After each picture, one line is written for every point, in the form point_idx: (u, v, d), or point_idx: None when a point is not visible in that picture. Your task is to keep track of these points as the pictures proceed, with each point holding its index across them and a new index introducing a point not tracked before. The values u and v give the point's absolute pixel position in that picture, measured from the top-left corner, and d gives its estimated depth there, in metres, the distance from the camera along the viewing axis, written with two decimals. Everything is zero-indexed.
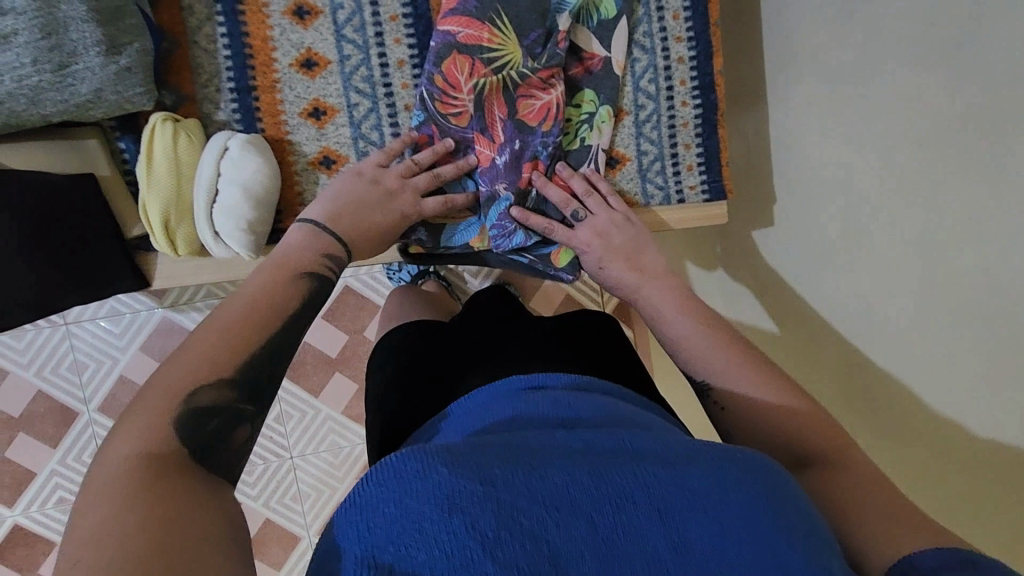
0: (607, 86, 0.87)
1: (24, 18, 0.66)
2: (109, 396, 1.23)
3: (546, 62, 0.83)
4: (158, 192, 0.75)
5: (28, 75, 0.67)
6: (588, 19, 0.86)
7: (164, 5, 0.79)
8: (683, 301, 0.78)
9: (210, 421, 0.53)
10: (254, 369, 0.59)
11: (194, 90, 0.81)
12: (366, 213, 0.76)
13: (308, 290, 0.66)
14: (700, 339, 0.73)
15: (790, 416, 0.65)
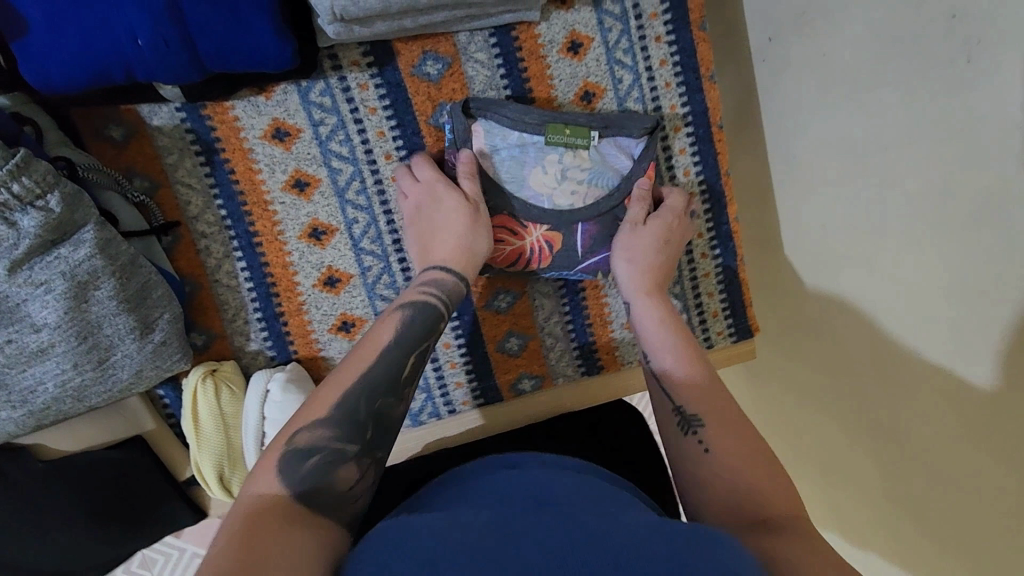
0: (601, 201, 0.81)
1: (60, 329, 0.65)
2: None
3: (548, 189, 0.80)
4: (210, 449, 0.76)
5: (70, 377, 0.67)
6: (572, 146, 0.80)
7: (180, 251, 0.79)
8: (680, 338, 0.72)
9: (307, 461, 0.52)
10: (356, 406, 0.57)
11: (223, 327, 0.81)
12: (460, 242, 0.74)
13: (403, 321, 0.65)
14: (658, 343, 0.72)
15: (738, 475, 0.57)
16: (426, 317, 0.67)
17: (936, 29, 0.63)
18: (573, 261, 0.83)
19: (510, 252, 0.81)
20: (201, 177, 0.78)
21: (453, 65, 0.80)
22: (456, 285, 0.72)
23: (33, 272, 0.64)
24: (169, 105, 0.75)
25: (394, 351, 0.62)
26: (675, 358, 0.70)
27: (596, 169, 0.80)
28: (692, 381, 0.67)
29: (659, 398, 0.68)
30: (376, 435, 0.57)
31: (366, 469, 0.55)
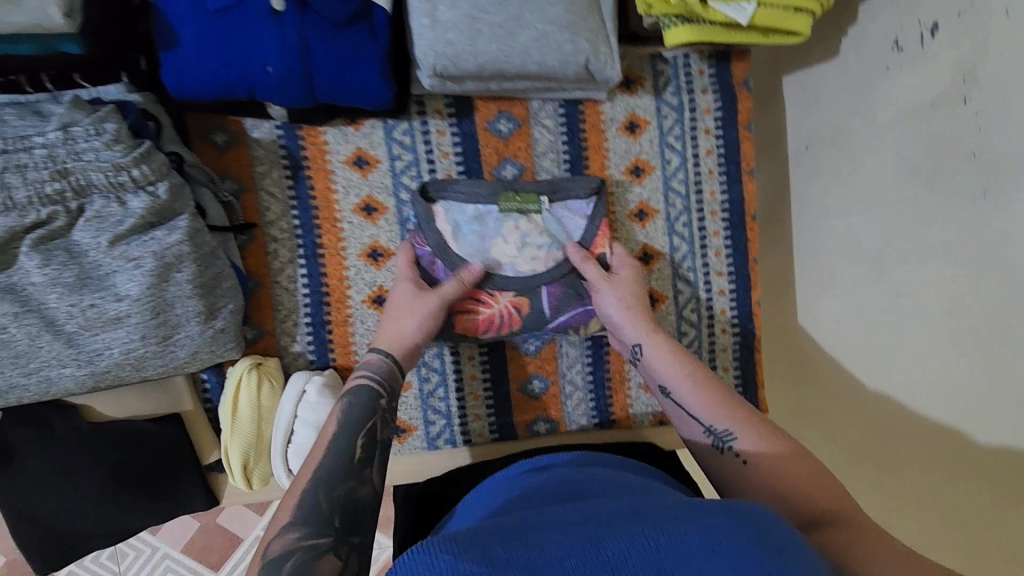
0: (561, 264, 0.87)
1: (138, 302, 0.72)
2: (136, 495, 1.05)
3: (511, 260, 0.86)
4: (240, 438, 0.81)
5: (135, 347, 0.73)
6: (525, 213, 0.87)
7: (251, 250, 0.86)
8: (685, 367, 0.76)
9: (285, 565, 0.55)
10: (316, 501, 0.61)
11: (273, 325, 0.87)
12: (411, 327, 0.79)
13: (344, 411, 0.70)
14: (668, 376, 0.76)
15: (778, 466, 0.64)
16: (368, 406, 0.71)
17: (962, 164, 0.72)
18: (543, 323, 0.87)
19: (484, 319, 0.86)
20: (283, 187, 0.86)
21: (523, 126, 0.90)
22: (395, 367, 0.76)
23: (129, 248, 0.71)
24: (270, 122, 0.84)
25: (343, 437, 0.68)
26: (691, 383, 0.74)
27: (550, 235, 0.87)
28: (711, 399, 0.72)
29: (693, 427, 0.72)
30: (345, 523, 0.61)
31: (347, 557, 0.58)
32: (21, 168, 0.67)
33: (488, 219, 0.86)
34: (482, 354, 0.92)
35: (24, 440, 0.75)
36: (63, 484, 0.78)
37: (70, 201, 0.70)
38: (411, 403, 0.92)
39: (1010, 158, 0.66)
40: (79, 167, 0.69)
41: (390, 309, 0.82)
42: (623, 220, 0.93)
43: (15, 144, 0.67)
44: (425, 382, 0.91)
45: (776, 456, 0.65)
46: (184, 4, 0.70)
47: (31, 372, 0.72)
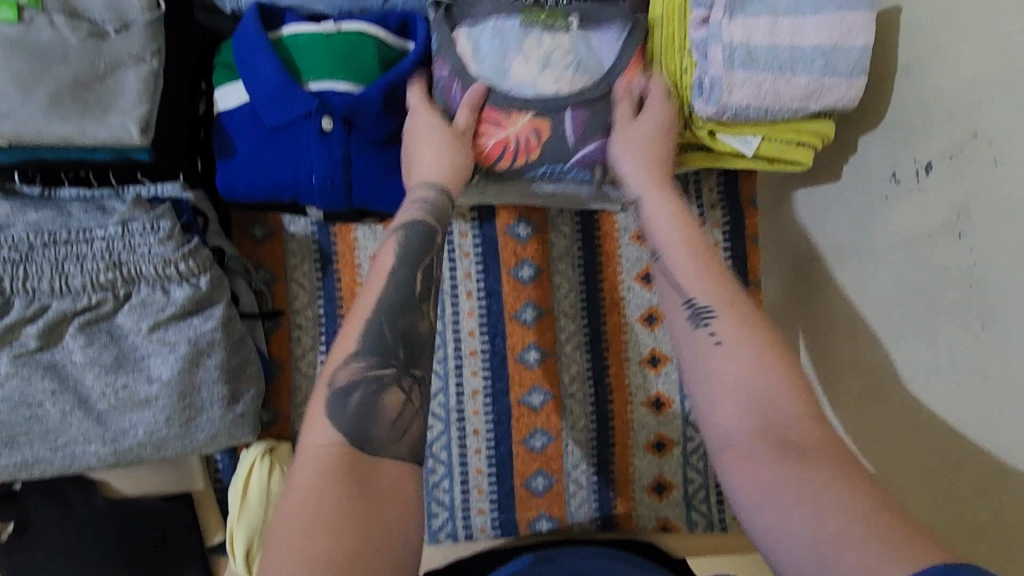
0: (589, 89, 0.77)
1: (168, 386, 0.76)
2: None
3: (532, 81, 0.76)
4: (247, 521, 0.82)
5: (159, 429, 0.77)
6: (548, 27, 0.77)
7: (276, 336, 0.91)
8: (693, 250, 0.71)
9: (349, 399, 0.55)
10: (379, 328, 0.59)
11: (289, 410, 0.90)
12: (443, 153, 0.73)
13: (402, 240, 0.66)
14: (667, 238, 0.73)
15: (755, 371, 0.60)
16: (425, 235, 0.66)
17: (960, 294, 0.76)
18: (567, 154, 0.77)
19: (496, 144, 0.77)
20: (313, 278, 0.92)
21: (540, 231, 0.95)
22: (446, 200, 0.71)
23: (166, 334, 0.76)
24: (306, 219, 0.91)
25: (402, 269, 0.63)
26: (686, 260, 0.70)
27: (579, 58, 0.77)
28: (709, 286, 0.68)
29: (674, 291, 0.70)
30: (409, 355, 0.59)
31: (410, 389, 0.57)
32: (80, 258, 0.74)
33: (507, 42, 0.76)
34: (489, 447, 0.94)
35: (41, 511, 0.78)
36: (69, 564, 0.78)
37: (119, 289, 0.75)
38: (417, 493, 0.93)
39: (1006, 295, 0.71)
40: (132, 260, 0.75)
41: (411, 138, 0.76)
42: (632, 323, 0.97)
43: (77, 236, 0.74)
44: (431, 473, 0.93)
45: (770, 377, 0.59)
46: (244, 121, 0.78)
47: (58, 447, 0.75)
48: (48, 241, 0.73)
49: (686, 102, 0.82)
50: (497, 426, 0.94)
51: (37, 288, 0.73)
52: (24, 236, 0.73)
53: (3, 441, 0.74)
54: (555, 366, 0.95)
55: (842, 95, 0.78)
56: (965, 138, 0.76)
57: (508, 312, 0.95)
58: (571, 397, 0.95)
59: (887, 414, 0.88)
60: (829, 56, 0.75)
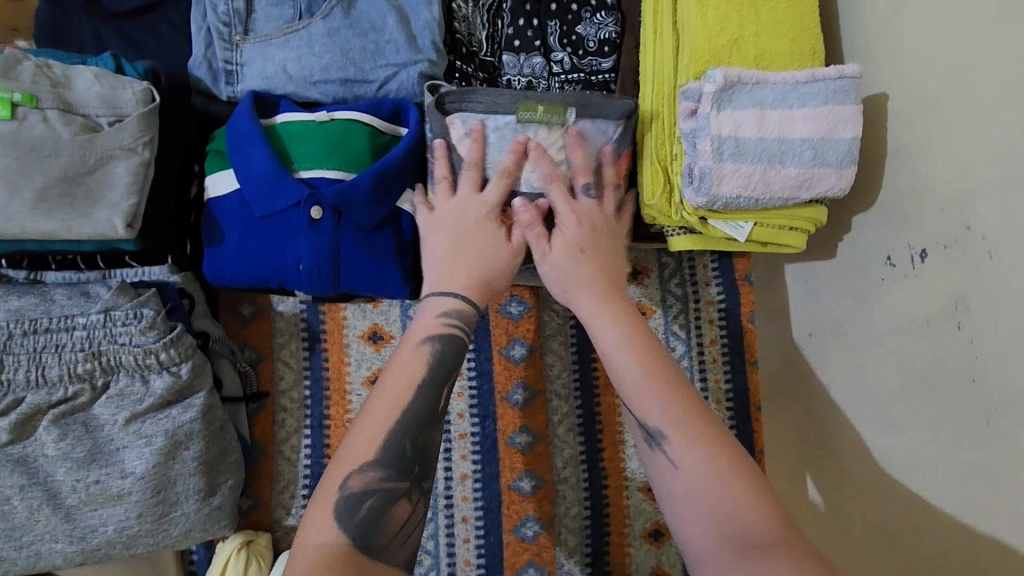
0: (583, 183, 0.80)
1: (142, 480, 0.73)
2: None
3: (525, 172, 0.79)
4: None
5: (130, 525, 0.74)
6: (546, 125, 0.78)
7: (259, 418, 0.88)
8: (639, 349, 0.67)
9: (362, 507, 0.57)
10: (400, 442, 0.61)
11: (270, 497, 0.87)
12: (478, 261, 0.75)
13: (434, 357, 0.67)
14: (612, 346, 0.69)
15: (713, 482, 0.57)
16: (455, 355, 0.68)
17: (961, 385, 0.74)
18: None
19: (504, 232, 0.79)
20: (299, 358, 0.90)
21: (533, 309, 0.94)
22: (473, 315, 0.73)
23: (143, 425, 0.74)
24: (295, 297, 0.90)
25: (427, 386, 0.65)
26: (633, 369, 0.66)
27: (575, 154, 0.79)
28: (662, 392, 0.64)
29: (630, 413, 0.66)
30: (423, 468, 0.61)
31: (417, 502, 0.60)
32: (59, 347, 0.72)
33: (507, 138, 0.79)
34: (478, 536, 0.90)
35: None
36: None
37: (97, 378, 0.73)
38: None
39: (1008, 390, 0.69)
40: (111, 349, 0.73)
41: (437, 235, 0.77)
42: None
43: (58, 324, 0.73)
44: (417, 565, 0.89)
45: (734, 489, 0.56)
46: (234, 208, 0.78)
47: (22, 545, 0.72)
48: (28, 330, 0.72)
49: (677, 189, 0.82)
50: (487, 513, 0.90)
51: (12, 379, 0.71)
52: (4, 325, 0.72)
53: None
54: (547, 449, 0.92)
55: (832, 185, 0.78)
56: (957, 228, 0.76)
57: (500, 393, 0.92)
58: (564, 483, 0.92)
59: (890, 510, 0.83)
60: (817, 147, 0.76)
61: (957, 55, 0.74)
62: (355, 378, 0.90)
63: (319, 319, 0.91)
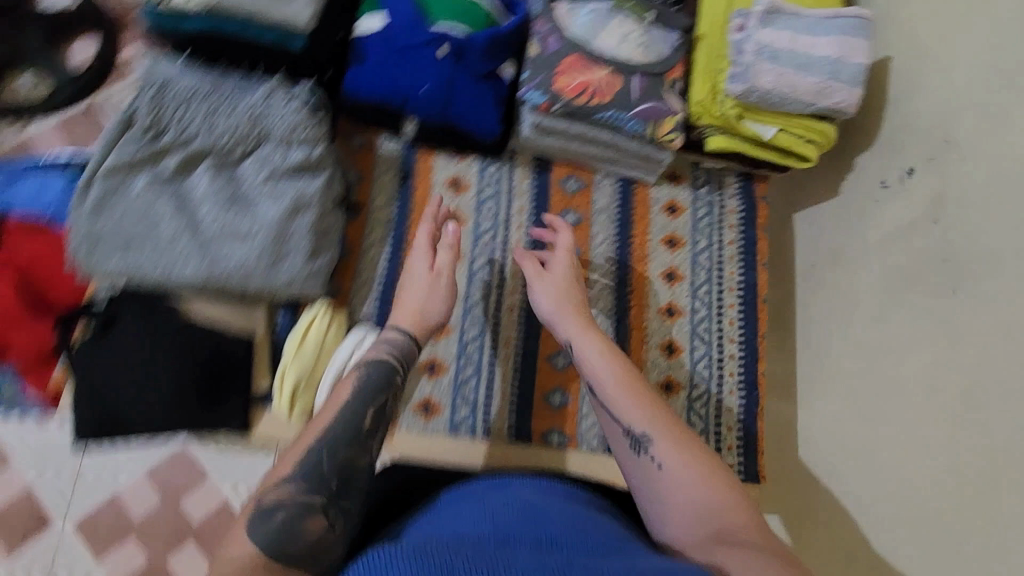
0: (651, 65, 1.00)
1: (268, 227, 0.90)
2: (86, 516, 1.13)
3: (612, 42, 0.99)
4: (298, 364, 0.92)
5: (249, 263, 0.89)
6: (630, 15, 1.01)
7: (352, 227, 1.06)
8: (620, 370, 0.85)
9: (274, 517, 0.61)
10: (319, 456, 0.66)
11: (350, 289, 1.03)
12: (418, 299, 0.90)
13: (361, 381, 0.77)
14: (598, 372, 0.86)
15: (698, 485, 0.71)
16: (386, 379, 0.79)
17: (937, 266, 0.92)
18: (628, 104, 0.99)
19: (579, 83, 0.97)
20: (392, 188, 1.09)
21: (586, 187, 1.14)
22: (408, 344, 0.86)
23: (277, 186, 0.91)
24: (396, 142, 1.10)
25: (355, 401, 0.74)
26: (620, 392, 0.82)
27: (648, 41, 1.01)
28: (641, 408, 0.80)
29: (615, 428, 0.81)
30: (340, 485, 0.65)
31: (335, 515, 0.62)
32: (226, 113, 0.91)
33: (600, 17, 1.00)
34: (517, 357, 1.04)
35: (125, 320, 0.90)
36: (139, 364, 0.89)
37: (249, 144, 0.92)
38: (446, 385, 1.01)
39: (972, 257, 0.87)
40: (265, 122, 0.92)
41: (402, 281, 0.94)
42: (655, 276, 1.12)
43: (227, 97, 0.92)
44: (462, 371, 1.02)
45: (701, 483, 0.71)
46: (376, 41, 0.99)
47: (160, 261, 0.87)
48: (204, 96, 0.91)
49: (721, 87, 1.02)
50: (526, 339, 1.05)
51: (186, 128, 0.90)
52: (188, 89, 0.91)
53: (119, 246, 0.87)
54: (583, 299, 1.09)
55: (844, 100, 0.98)
56: (939, 144, 0.96)
57: None
58: None
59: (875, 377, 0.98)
60: (835, 65, 0.97)
61: (947, 14, 0.97)
62: None
63: (413, 160, 1.11)
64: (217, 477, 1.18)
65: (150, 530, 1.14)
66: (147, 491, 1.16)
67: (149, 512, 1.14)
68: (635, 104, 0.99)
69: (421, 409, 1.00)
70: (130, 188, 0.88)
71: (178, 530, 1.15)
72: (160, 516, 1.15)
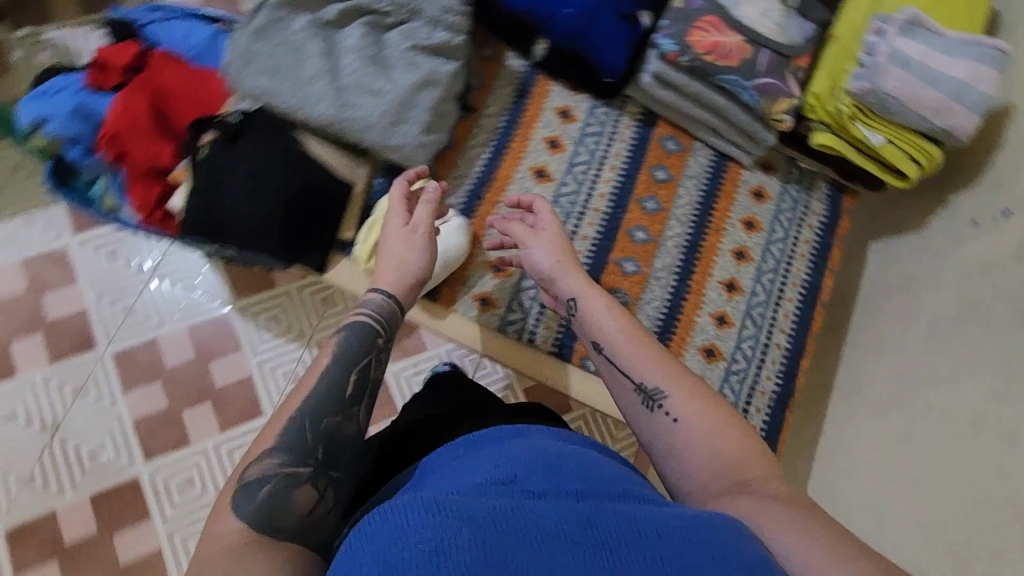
0: (783, 45, 1.05)
1: (396, 91, 0.98)
2: (130, 349, 1.31)
3: (751, 15, 1.04)
4: (387, 219, 1.00)
5: (370, 117, 0.97)
6: None
7: (462, 124, 1.14)
8: (629, 330, 0.84)
9: (262, 490, 0.63)
10: (301, 428, 0.68)
11: (445, 177, 1.10)
12: (403, 258, 0.85)
13: (340, 345, 0.76)
14: (610, 330, 0.85)
15: (714, 434, 0.72)
16: (365, 343, 0.77)
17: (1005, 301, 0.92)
18: (751, 73, 1.03)
19: (711, 42, 1.02)
20: (507, 100, 1.16)
21: (683, 151, 1.18)
22: (385, 302, 0.81)
23: (414, 58, 0.99)
24: (522, 62, 1.19)
25: (335, 369, 0.74)
26: (632, 347, 0.82)
27: (786, 23, 1.06)
28: (657, 363, 0.80)
29: (624, 383, 0.80)
30: (326, 454, 0.68)
31: (324, 487, 0.65)
32: None
33: None
34: None
35: (253, 134, 0.98)
36: (252, 175, 0.97)
37: (402, 15, 1.01)
38: (506, 287, 1.07)
39: None
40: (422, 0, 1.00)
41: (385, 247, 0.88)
42: (725, 249, 1.15)
43: None
44: (524, 279, 1.08)
45: (722, 433, 0.72)
46: None
47: (298, 92, 0.96)
48: None
49: (842, 84, 1.05)
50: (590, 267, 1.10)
51: None
52: None
53: (268, 71, 0.97)
54: (654, 249, 1.13)
55: (959, 124, 1.00)
56: None
57: (634, 195, 1.15)
58: (656, 278, 1.12)
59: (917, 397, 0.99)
60: (961, 87, 0.99)
61: None
62: (540, 131, 1.16)
63: (532, 81, 1.18)
64: (249, 351, 1.33)
65: (180, 376, 1.30)
66: (184, 344, 1.33)
67: (183, 362, 1.31)
68: (757, 77, 1.03)
69: (477, 300, 1.06)
70: (292, 24, 0.98)
71: (205, 386, 1.30)
72: (191, 368, 1.31)
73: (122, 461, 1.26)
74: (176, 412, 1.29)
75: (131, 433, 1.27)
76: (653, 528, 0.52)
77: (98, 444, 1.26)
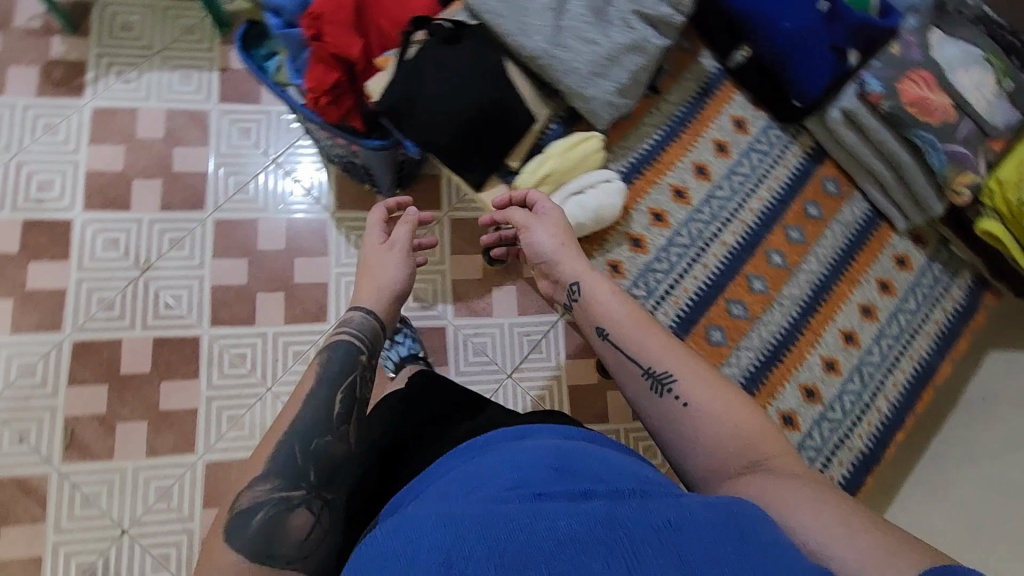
0: (986, 120, 1.10)
1: (609, 49, 1.03)
2: (231, 221, 1.41)
3: (965, 84, 1.11)
4: (563, 159, 1.07)
5: (577, 64, 1.03)
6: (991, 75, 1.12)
7: (642, 101, 1.16)
8: (633, 312, 0.91)
9: (255, 518, 0.73)
10: (289, 454, 0.77)
11: (614, 144, 1.14)
12: (392, 271, 0.96)
13: (321, 363, 0.85)
14: (618, 320, 0.90)
15: (727, 418, 0.77)
16: (345, 360, 0.86)
17: None
18: (947, 139, 1.09)
19: (920, 97, 1.09)
20: (689, 94, 1.18)
21: (841, 195, 1.18)
22: (366, 318, 0.91)
23: (633, 25, 1.05)
24: (715, 63, 1.20)
25: (323, 382, 0.83)
26: (641, 333, 0.88)
27: (995, 102, 1.12)
28: (668, 351, 0.86)
29: (629, 367, 0.86)
30: (320, 478, 0.78)
31: (319, 509, 0.75)
32: None
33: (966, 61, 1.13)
34: (707, 281, 1.10)
35: (465, 45, 1.04)
36: (453, 79, 1.03)
37: None
38: (638, 263, 1.09)
39: None
40: None
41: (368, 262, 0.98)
42: (853, 301, 1.14)
43: None
44: (658, 261, 1.09)
45: (738, 416, 0.77)
46: None
47: (521, 21, 1.02)
48: None
49: None
50: (721, 272, 1.11)
51: None
52: None
53: None
54: (785, 277, 1.13)
55: None
56: None
57: (782, 220, 1.15)
58: (779, 305, 1.12)
59: None
60: None
61: None
62: (713, 132, 1.17)
63: (720, 83, 1.19)
64: (332, 260, 1.41)
65: (269, 261, 1.39)
66: (278, 234, 1.41)
67: (274, 249, 1.40)
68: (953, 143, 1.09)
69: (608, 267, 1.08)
70: None
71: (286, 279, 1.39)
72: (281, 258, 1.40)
73: (189, 318, 1.35)
74: (255, 296, 1.38)
75: (206, 296, 1.37)
76: (674, 528, 0.52)
77: (179, 294, 1.36)
